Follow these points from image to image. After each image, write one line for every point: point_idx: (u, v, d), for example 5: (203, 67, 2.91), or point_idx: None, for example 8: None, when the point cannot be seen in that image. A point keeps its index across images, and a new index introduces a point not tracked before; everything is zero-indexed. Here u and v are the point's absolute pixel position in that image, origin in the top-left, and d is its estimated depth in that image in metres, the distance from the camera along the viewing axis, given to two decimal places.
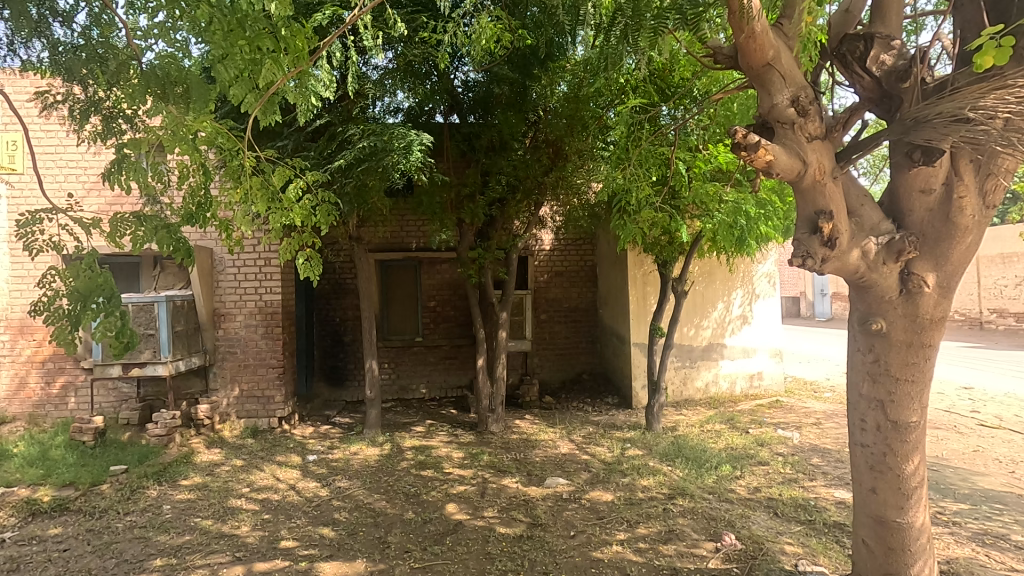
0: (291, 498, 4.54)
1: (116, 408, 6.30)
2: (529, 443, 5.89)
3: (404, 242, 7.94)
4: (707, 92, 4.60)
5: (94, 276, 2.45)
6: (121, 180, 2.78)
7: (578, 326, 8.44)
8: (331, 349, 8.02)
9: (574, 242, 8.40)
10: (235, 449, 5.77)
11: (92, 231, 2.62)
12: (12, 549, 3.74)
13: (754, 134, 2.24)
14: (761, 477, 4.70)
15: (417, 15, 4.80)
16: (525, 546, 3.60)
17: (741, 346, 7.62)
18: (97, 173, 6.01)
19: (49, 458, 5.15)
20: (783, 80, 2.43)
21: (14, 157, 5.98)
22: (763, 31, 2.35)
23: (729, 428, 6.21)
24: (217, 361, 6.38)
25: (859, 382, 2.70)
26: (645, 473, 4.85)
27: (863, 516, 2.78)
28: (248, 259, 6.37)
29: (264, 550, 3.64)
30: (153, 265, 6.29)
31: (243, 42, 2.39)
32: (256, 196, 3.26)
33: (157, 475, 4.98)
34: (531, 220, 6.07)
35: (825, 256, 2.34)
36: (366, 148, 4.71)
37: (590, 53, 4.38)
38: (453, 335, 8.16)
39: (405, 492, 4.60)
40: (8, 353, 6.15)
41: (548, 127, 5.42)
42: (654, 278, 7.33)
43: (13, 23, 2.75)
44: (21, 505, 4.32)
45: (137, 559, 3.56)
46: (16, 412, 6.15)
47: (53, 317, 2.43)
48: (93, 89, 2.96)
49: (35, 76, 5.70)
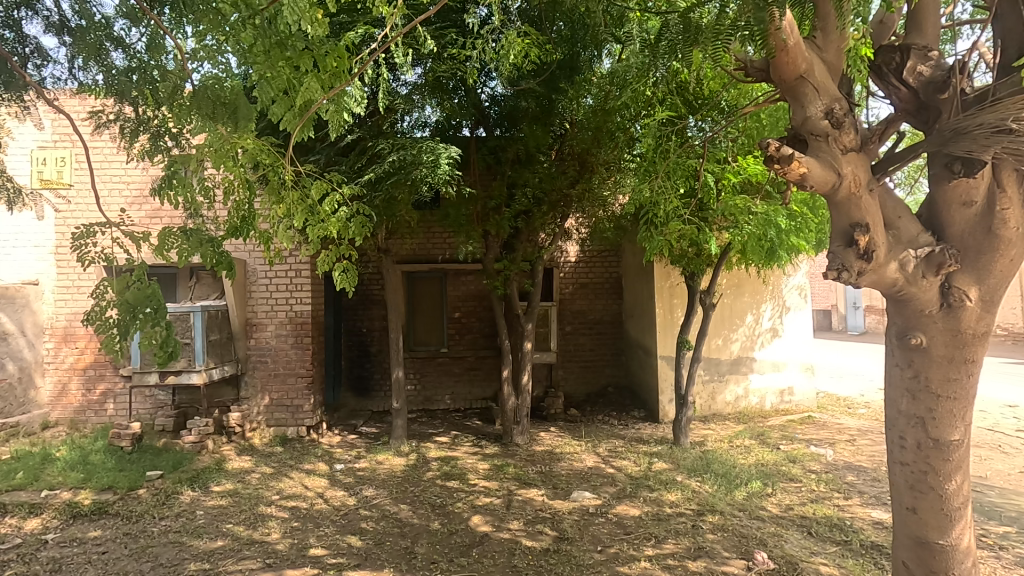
0: (319, 507, 4.59)
1: (152, 415, 6.49)
2: (554, 456, 5.86)
3: (430, 253, 8.05)
4: (736, 104, 4.61)
5: (143, 287, 2.53)
6: (169, 196, 2.88)
7: (603, 338, 8.41)
8: (357, 359, 8.13)
9: (599, 253, 8.38)
10: (265, 457, 5.88)
11: (142, 243, 2.69)
12: (55, 551, 3.87)
13: (787, 147, 2.24)
14: (793, 494, 4.59)
15: (446, 32, 4.89)
16: (551, 560, 3.58)
17: (771, 360, 7.47)
18: (138, 187, 6.25)
19: (89, 462, 5.32)
20: (817, 92, 2.40)
21: (63, 172, 6.24)
22: (796, 44, 2.31)
23: (759, 443, 6.08)
24: (248, 370, 6.52)
25: (897, 398, 2.63)
26: (672, 488, 4.78)
27: (902, 538, 2.70)
28: (280, 271, 6.52)
29: (294, 558, 3.69)
30: (190, 277, 6.52)
31: (283, 61, 2.58)
32: (296, 211, 3.36)
33: (191, 481, 5.10)
34: (557, 231, 6.10)
35: (862, 269, 2.30)
36: (396, 161, 4.79)
37: (618, 65, 4.39)
38: (477, 346, 8.19)
39: (431, 503, 4.62)
40: (53, 360, 6.41)
41: (574, 139, 5.51)
42: (681, 290, 7.24)
43: (74, 49, 2.92)
44: (63, 508, 4.47)
45: (172, 563, 3.66)
46: (58, 417, 6.41)
47: (103, 326, 2.50)
48: (141, 109, 3.10)
49: (86, 97, 5.98)
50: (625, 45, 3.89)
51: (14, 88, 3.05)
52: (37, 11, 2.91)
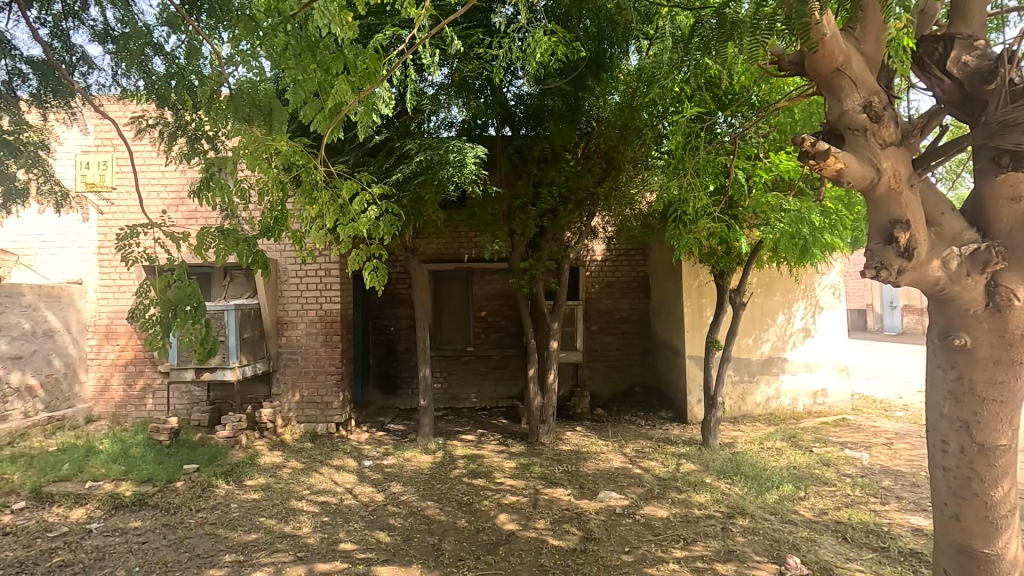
0: (348, 503, 4.66)
1: (188, 410, 6.71)
2: (580, 455, 5.83)
3: (456, 252, 8.10)
4: (767, 99, 4.51)
5: (184, 286, 2.61)
6: (207, 197, 2.97)
7: (629, 338, 8.34)
8: (385, 357, 8.23)
9: (625, 252, 8.31)
10: (296, 452, 6.01)
11: (181, 244, 2.77)
12: (99, 540, 4.02)
13: (823, 142, 2.18)
14: (827, 499, 4.47)
15: (472, 32, 4.90)
16: (578, 560, 3.57)
17: (804, 361, 7.29)
18: (175, 189, 6.45)
19: (130, 455, 5.52)
20: (854, 85, 2.33)
21: (105, 176, 6.45)
22: (832, 36, 2.24)
23: (791, 446, 5.95)
24: (279, 367, 6.67)
25: (939, 401, 2.54)
26: (701, 490, 4.72)
27: (944, 545, 2.60)
28: (310, 270, 6.64)
29: (324, 552, 3.76)
30: (223, 276, 6.71)
31: (314, 65, 2.63)
32: (328, 211, 3.42)
33: (225, 474, 5.25)
34: (584, 230, 6.07)
35: (902, 268, 2.23)
36: (423, 161, 4.83)
37: (646, 60, 4.34)
38: (503, 345, 8.21)
39: (458, 500, 4.65)
40: (96, 356, 6.68)
41: (600, 137, 5.47)
42: (710, 289, 7.12)
43: (116, 56, 3.03)
44: (106, 499, 4.64)
45: (209, 554, 3.76)
46: (101, 411, 6.67)
47: (147, 323, 2.59)
48: (180, 113, 3.19)
49: (126, 102, 6.19)
50: (656, 41, 3.83)
51: (61, 95, 3.18)
52: (83, 21, 3.02)
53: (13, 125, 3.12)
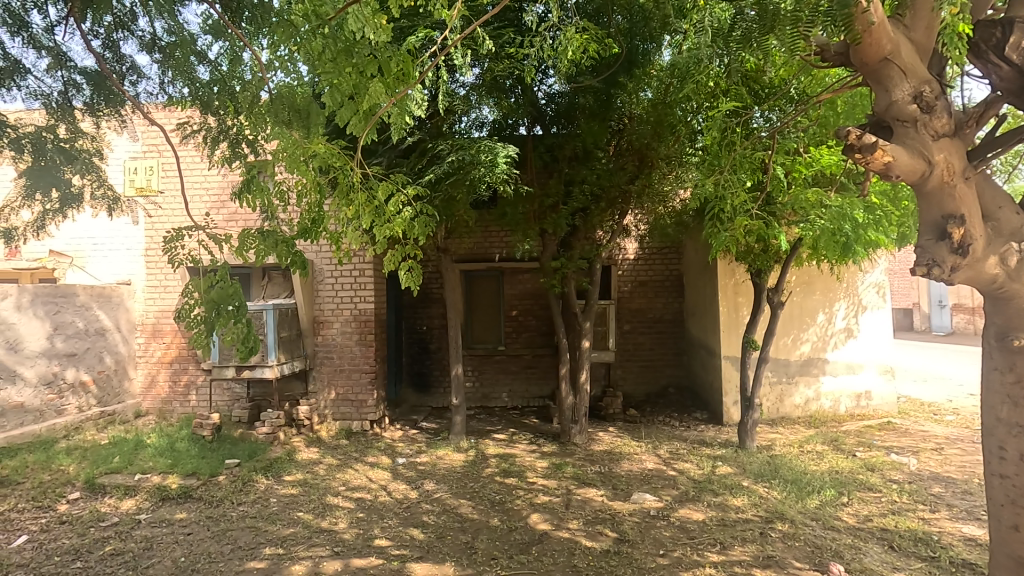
0: (382, 499, 4.73)
1: (229, 407, 6.92)
2: (613, 456, 5.77)
3: (488, 252, 8.12)
4: (807, 92, 4.38)
5: (227, 286, 2.69)
6: (248, 199, 3.06)
7: (663, 337, 8.22)
8: (418, 356, 8.32)
9: (658, 251, 8.18)
10: (332, 449, 6.13)
11: (224, 245, 2.86)
12: (147, 530, 4.18)
13: (870, 134, 2.11)
14: (872, 505, 4.31)
15: (503, 31, 4.91)
16: (612, 561, 3.53)
17: (846, 362, 7.05)
18: (217, 192, 6.67)
19: (175, 449, 5.73)
20: (903, 75, 2.23)
21: (151, 180, 6.71)
22: (880, 24, 2.15)
23: (833, 450, 5.75)
24: (316, 365, 6.81)
25: (995, 405, 2.42)
26: (738, 493, 4.61)
27: (1000, 556, 2.48)
28: (345, 270, 6.76)
29: (360, 547, 3.83)
30: (263, 276, 6.91)
31: (350, 67, 2.67)
32: (364, 212, 3.48)
33: (265, 469, 5.39)
34: (616, 228, 6.00)
35: (956, 265, 2.13)
36: (455, 161, 4.87)
37: (680, 55, 4.27)
38: (534, 345, 8.19)
39: (491, 499, 4.66)
40: (144, 354, 6.96)
41: (633, 134, 5.41)
42: (747, 288, 6.95)
43: (163, 66, 3.14)
44: (154, 491, 4.83)
45: (250, 546, 3.87)
46: (149, 406, 6.95)
47: (193, 322, 2.68)
48: (222, 118, 3.29)
49: (171, 109, 6.43)
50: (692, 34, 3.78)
51: (113, 104, 3.32)
52: (133, 32, 3.14)
53: (70, 133, 3.28)
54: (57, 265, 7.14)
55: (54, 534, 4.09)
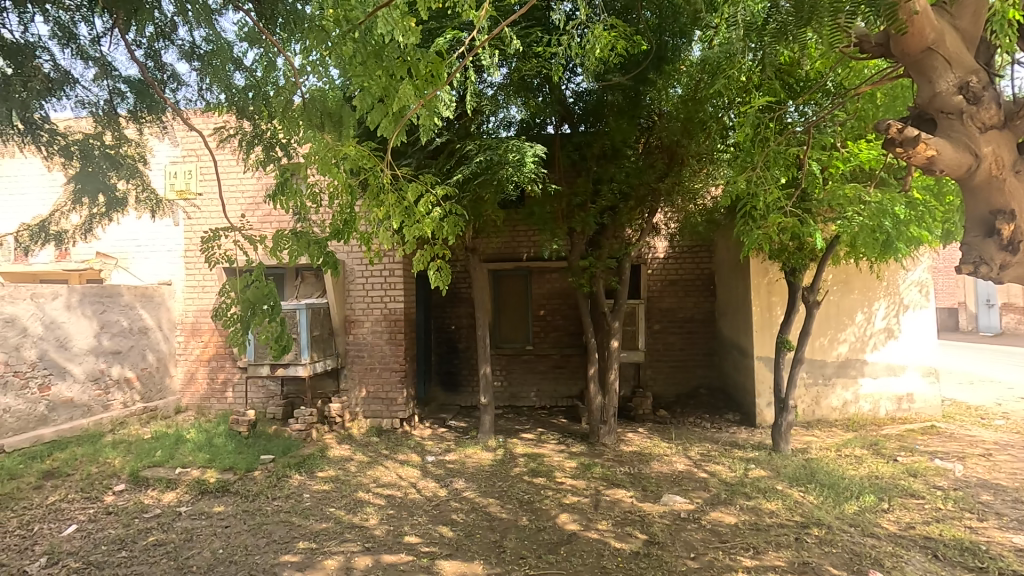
0: (412, 497, 4.79)
1: (264, 404, 7.06)
2: (643, 457, 5.71)
3: (516, 251, 8.14)
4: (844, 85, 4.25)
5: (262, 286, 2.76)
6: (282, 201, 3.14)
7: (694, 337, 8.09)
8: (446, 355, 8.40)
9: (689, 249, 8.05)
10: (363, 446, 6.23)
11: (259, 246, 2.93)
12: (188, 522, 4.32)
13: (912, 127, 2.06)
14: (914, 512, 4.16)
15: (531, 30, 4.90)
16: (642, 563, 3.50)
17: (886, 363, 6.81)
18: (252, 195, 6.84)
19: (214, 444, 5.91)
20: (947, 65, 2.15)
21: (190, 184, 6.93)
22: (922, 13, 2.09)
23: (873, 454, 5.57)
24: (347, 364, 6.94)
25: None
26: (772, 497, 4.51)
27: None
28: (376, 271, 6.86)
29: (391, 543, 3.88)
30: (296, 276, 7.08)
31: (380, 71, 2.74)
32: (394, 213, 3.54)
33: (298, 465, 5.52)
34: (645, 227, 5.92)
35: (1007, 263, 2.01)
36: (483, 162, 4.89)
37: (712, 49, 4.17)
38: (563, 344, 8.16)
39: (519, 498, 4.67)
40: (183, 352, 7.21)
41: (662, 131, 5.33)
42: (781, 287, 6.79)
43: (201, 73, 3.23)
44: (193, 484, 4.99)
45: (284, 540, 3.96)
46: (188, 402, 7.20)
47: (229, 321, 2.76)
48: (257, 123, 3.38)
49: (208, 115, 6.63)
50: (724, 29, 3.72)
51: (156, 111, 3.44)
52: (173, 41, 3.25)
53: (115, 140, 3.42)
54: (103, 266, 7.53)
55: (102, 524, 4.26)
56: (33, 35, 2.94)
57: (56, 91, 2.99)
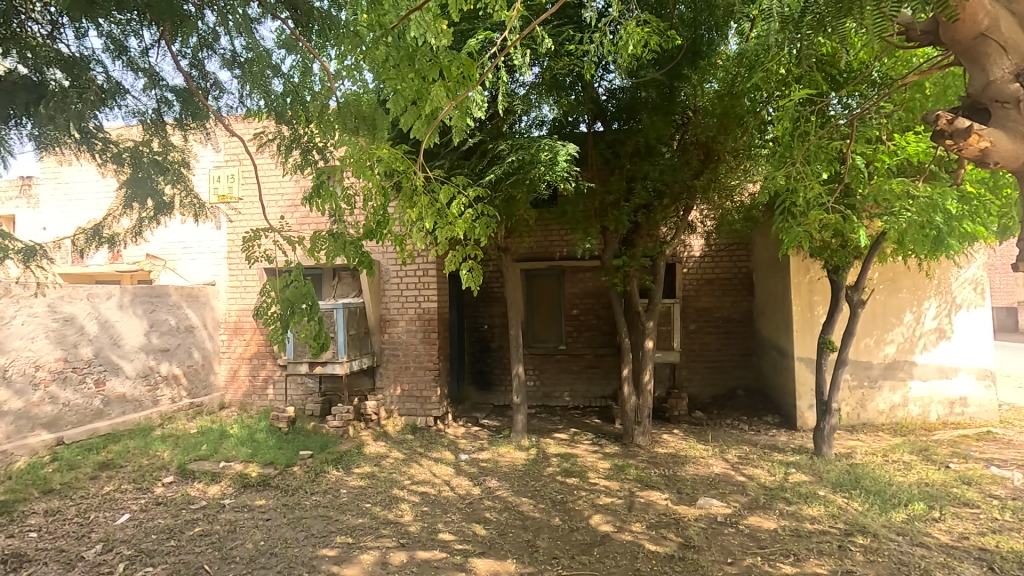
0: (446, 494, 4.84)
1: (303, 401, 7.24)
2: (678, 459, 5.62)
3: (548, 251, 8.12)
4: (891, 75, 4.07)
5: (301, 286, 2.84)
6: (319, 203, 3.23)
7: (731, 337, 7.91)
8: (479, 354, 8.45)
9: (726, 247, 7.87)
10: (398, 444, 6.33)
11: (298, 246, 3.03)
12: (232, 514, 4.48)
13: (965, 118, 2.01)
14: (969, 522, 3.95)
15: (563, 29, 4.91)
16: (677, 567, 3.44)
17: (937, 365, 6.50)
18: (291, 197, 7.04)
19: (255, 439, 6.11)
20: (1003, 51, 2.00)
21: (232, 188, 7.18)
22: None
23: (923, 460, 5.33)
24: (383, 362, 7.06)
25: None
26: (813, 502, 4.37)
27: None
28: (410, 270, 6.96)
29: (425, 540, 3.93)
30: (333, 276, 7.25)
31: (412, 74, 2.77)
32: (427, 214, 3.60)
33: (336, 461, 5.65)
34: (680, 224, 5.82)
35: None
36: (515, 161, 4.89)
37: (749, 43, 4.08)
38: (596, 344, 8.09)
39: (552, 498, 4.66)
40: (227, 350, 7.46)
41: (698, 127, 5.23)
42: (823, 286, 6.56)
43: (241, 81, 3.34)
44: (236, 478, 5.17)
45: (322, 534, 4.06)
46: (232, 399, 7.45)
47: (270, 319, 2.85)
48: (295, 127, 3.49)
49: (249, 121, 6.87)
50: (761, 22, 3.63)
51: (200, 118, 3.62)
52: (216, 51, 3.37)
53: (162, 147, 3.59)
54: (153, 267, 7.90)
55: (152, 514, 4.46)
56: (87, 49, 3.10)
57: (108, 101, 3.14)
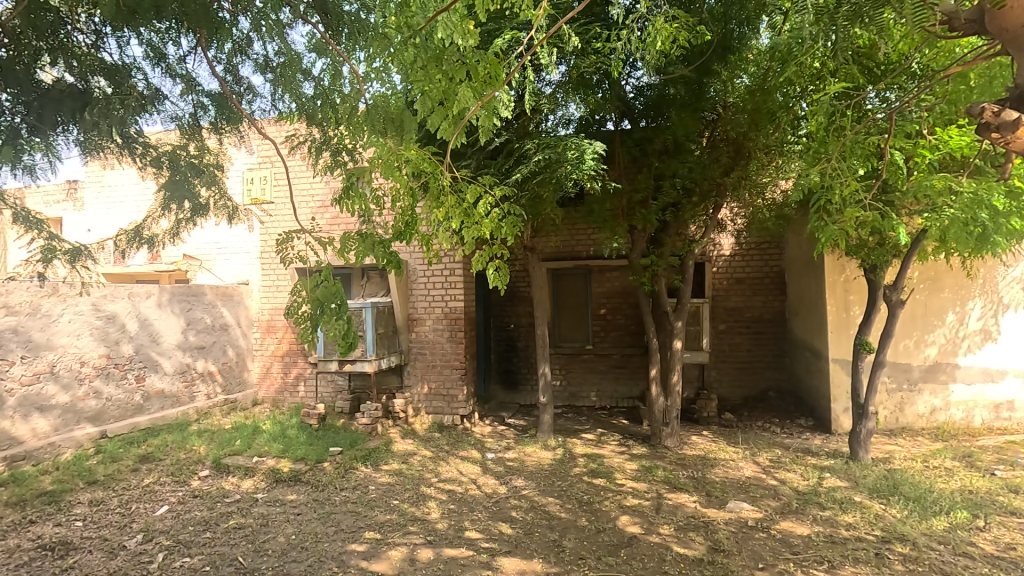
0: (472, 492, 4.87)
1: (333, 398, 7.36)
2: (707, 461, 5.53)
3: (575, 250, 8.08)
4: (932, 67, 3.93)
5: (331, 286, 2.90)
6: (349, 205, 3.29)
7: (762, 338, 7.74)
8: (506, 354, 8.47)
9: (757, 246, 7.70)
10: (425, 441, 6.39)
11: (328, 247, 3.09)
12: (264, 508, 4.60)
13: (1015, 112, 1.92)
14: (1016, 532, 3.79)
15: (590, 26, 4.88)
16: (705, 571, 3.39)
17: (982, 367, 6.25)
18: (321, 198, 7.18)
19: (287, 435, 6.24)
20: None
21: (264, 190, 7.35)
22: None
23: (966, 466, 5.13)
24: (410, 361, 7.13)
25: None
26: (849, 508, 4.24)
27: None
28: (437, 270, 7.01)
29: (451, 537, 3.96)
30: (362, 276, 7.34)
31: (439, 74, 2.79)
32: (454, 213, 3.62)
33: (364, 458, 5.74)
34: (709, 223, 5.71)
35: None
36: (541, 160, 4.88)
37: (781, 37, 3.99)
38: (623, 344, 8.01)
39: (578, 498, 4.64)
40: (260, 348, 7.61)
41: (728, 124, 5.13)
42: (860, 285, 6.35)
43: (274, 85, 3.42)
44: (269, 473, 5.30)
45: (351, 530, 4.13)
46: (264, 395, 7.63)
47: (301, 318, 2.91)
48: (325, 129, 3.55)
49: (281, 124, 7.04)
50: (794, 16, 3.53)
51: (234, 122, 3.68)
52: (249, 55, 3.45)
53: (199, 151, 3.69)
54: (190, 267, 8.15)
55: (189, 506, 4.61)
56: (128, 57, 3.23)
57: (148, 106, 3.25)
